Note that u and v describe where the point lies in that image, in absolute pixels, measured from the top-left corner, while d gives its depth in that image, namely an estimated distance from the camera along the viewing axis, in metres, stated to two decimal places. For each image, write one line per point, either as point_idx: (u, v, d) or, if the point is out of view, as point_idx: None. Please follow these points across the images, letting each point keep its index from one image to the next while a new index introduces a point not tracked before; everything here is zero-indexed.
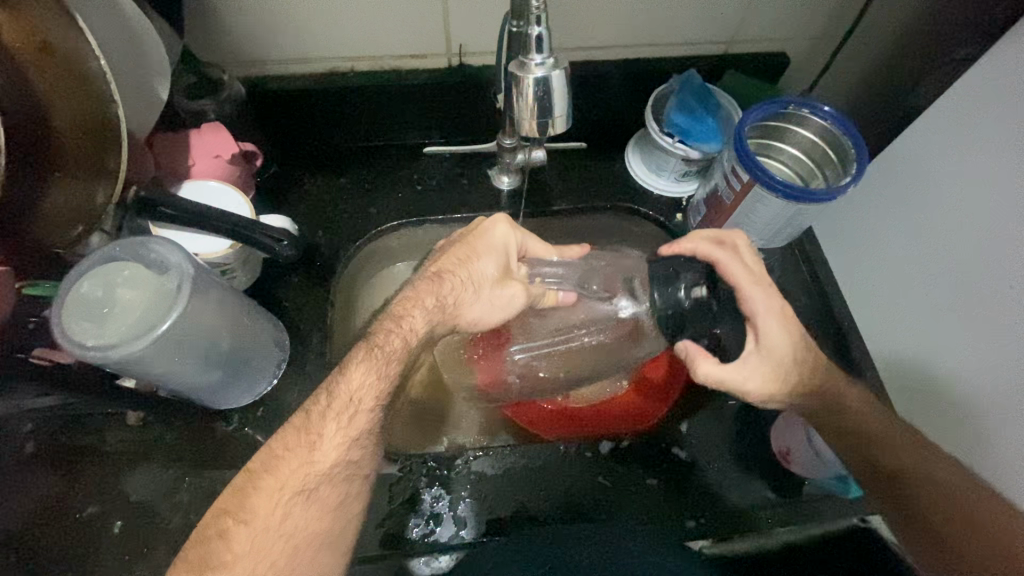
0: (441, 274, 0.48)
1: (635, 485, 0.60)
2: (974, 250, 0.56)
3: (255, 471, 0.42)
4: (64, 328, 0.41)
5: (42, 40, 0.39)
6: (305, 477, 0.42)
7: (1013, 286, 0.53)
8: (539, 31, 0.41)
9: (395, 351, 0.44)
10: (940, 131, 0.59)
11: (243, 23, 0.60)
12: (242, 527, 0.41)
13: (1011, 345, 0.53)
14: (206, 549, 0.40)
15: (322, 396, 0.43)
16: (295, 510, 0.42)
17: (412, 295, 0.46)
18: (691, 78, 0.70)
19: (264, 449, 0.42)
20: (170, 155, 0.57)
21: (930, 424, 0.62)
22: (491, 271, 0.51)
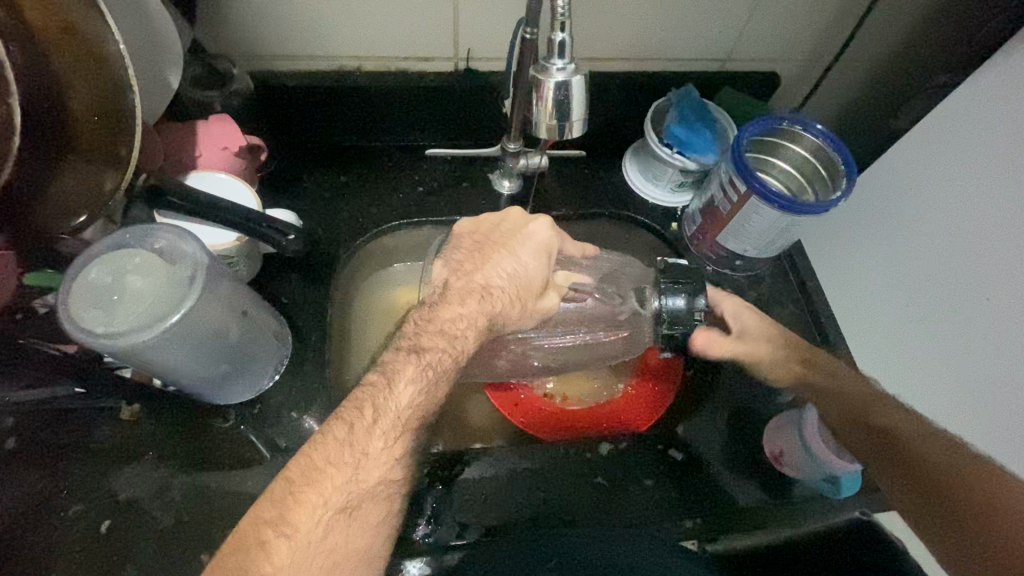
0: (477, 285, 0.49)
1: (633, 486, 0.61)
2: (963, 265, 0.59)
3: (296, 482, 0.39)
4: (71, 313, 0.40)
5: (63, 21, 0.38)
6: (346, 493, 0.40)
7: (991, 298, 0.56)
8: (562, 37, 0.42)
9: (434, 359, 0.45)
10: (929, 151, 0.63)
11: (252, 17, 0.60)
12: (285, 540, 0.38)
13: (987, 354, 0.56)
14: (246, 556, 0.37)
15: (367, 411, 0.42)
16: (338, 527, 0.40)
17: (465, 313, 0.47)
18: (689, 93, 0.73)
19: (302, 457, 0.40)
20: (175, 144, 0.56)
21: None
22: (537, 284, 0.52)
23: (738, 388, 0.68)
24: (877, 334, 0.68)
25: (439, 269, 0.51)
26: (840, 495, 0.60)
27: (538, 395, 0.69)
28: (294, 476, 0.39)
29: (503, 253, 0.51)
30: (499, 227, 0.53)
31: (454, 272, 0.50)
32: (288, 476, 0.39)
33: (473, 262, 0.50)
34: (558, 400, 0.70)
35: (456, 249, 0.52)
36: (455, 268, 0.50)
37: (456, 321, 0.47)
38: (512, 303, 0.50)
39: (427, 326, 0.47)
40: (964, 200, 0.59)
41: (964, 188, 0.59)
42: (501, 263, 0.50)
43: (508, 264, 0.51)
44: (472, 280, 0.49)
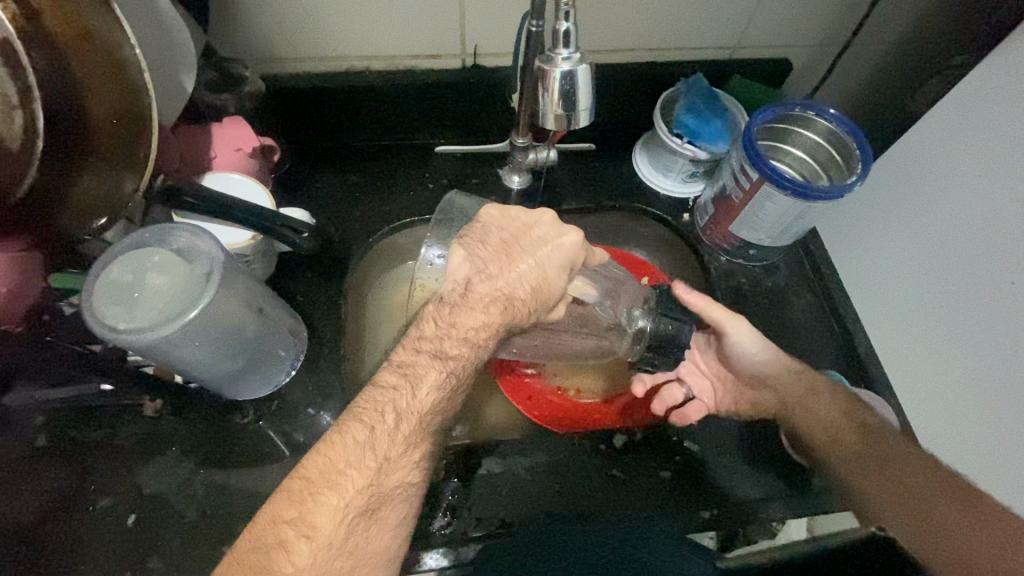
0: (499, 291, 0.45)
1: (649, 478, 0.60)
2: (986, 247, 0.57)
3: (313, 481, 0.38)
4: (94, 312, 0.41)
5: (82, 27, 0.39)
6: (367, 494, 0.39)
7: (1014, 283, 0.54)
8: (567, 26, 0.42)
9: (457, 366, 0.44)
10: (947, 134, 0.61)
11: (264, 21, 0.61)
12: (304, 541, 0.37)
13: (1010, 340, 0.55)
14: (266, 560, 0.36)
15: (387, 414, 0.41)
16: (358, 531, 0.39)
17: (485, 318, 0.44)
18: (698, 82, 0.73)
19: (319, 456, 0.39)
20: (191, 146, 0.57)
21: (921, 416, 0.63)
22: (555, 293, 0.48)
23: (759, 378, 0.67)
24: (895, 320, 0.67)
25: (460, 261, 0.45)
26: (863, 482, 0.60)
27: (551, 388, 0.68)
28: (307, 483, 0.38)
29: (529, 262, 0.46)
30: (529, 231, 0.47)
31: (476, 268, 0.45)
32: (309, 477, 0.38)
33: (498, 265, 0.46)
34: (571, 394, 0.69)
35: (480, 244, 0.46)
36: (478, 267, 0.45)
37: (461, 313, 0.44)
38: (528, 313, 0.47)
39: (448, 335, 0.44)
40: (988, 179, 0.57)
41: (988, 166, 0.57)
42: (526, 271, 0.46)
43: (532, 273, 0.46)
44: (494, 286, 0.45)
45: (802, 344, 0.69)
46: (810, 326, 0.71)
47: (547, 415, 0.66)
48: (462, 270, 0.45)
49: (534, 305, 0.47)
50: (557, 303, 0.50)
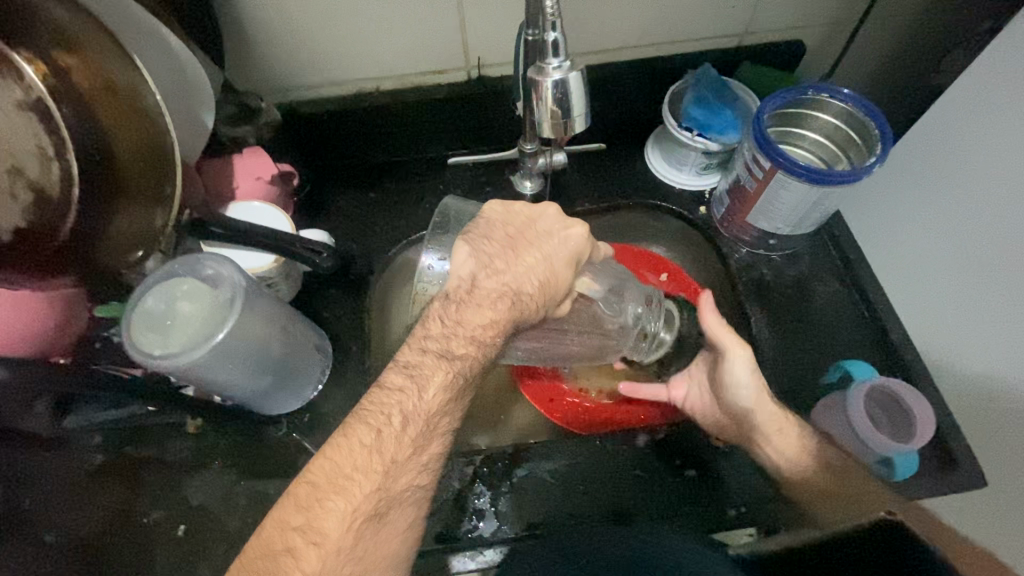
0: (507, 287, 0.46)
1: (672, 477, 0.60)
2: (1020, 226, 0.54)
3: (321, 488, 0.39)
4: (133, 340, 0.45)
5: (105, 80, 0.43)
6: (377, 499, 0.41)
7: None
8: (555, 36, 0.42)
9: (464, 366, 0.44)
10: (978, 106, 0.58)
11: (277, 54, 0.64)
12: (314, 548, 0.38)
13: None
14: (276, 563, 0.37)
15: (393, 418, 0.42)
16: (367, 535, 0.41)
17: (493, 318, 0.45)
18: (707, 72, 0.71)
19: (325, 462, 0.40)
20: (216, 178, 0.61)
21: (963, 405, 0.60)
22: (564, 285, 0.49)
23: (785, 370, 0.65)
24: (930, 305, 0.63)
25: (466, 258, 0.45)
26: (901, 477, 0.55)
27: (572, 390, 0.69)
28: (311, 489, 0.39)
29: (536, 255, 0.47)
30: (533, 225, 0.48)
31: (483, 265, 0.46)
32: (316, 482, 0.39)
33: (504, 260, 0.46)
34: (593, 394, 0.70)
35: (488, 239, 0.47)
36: (484, 263, 0.46)
37: (467, 312, 0.45)
38: (536, 307, 0.47)
39: (454, 333, 0.44)
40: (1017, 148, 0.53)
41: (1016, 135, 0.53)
42: (533, 263, 0.47)
43: (539, 267, 0.47)
44: (500, 281, 0.46)
45: (830, 333, 0.67)
46: (838, 314, 0.69)
47: (569, 416, 0.68)
48: (468, 266, 0.45)
49: (542, 299, 0.47)
50: (564, 297, 0.50)
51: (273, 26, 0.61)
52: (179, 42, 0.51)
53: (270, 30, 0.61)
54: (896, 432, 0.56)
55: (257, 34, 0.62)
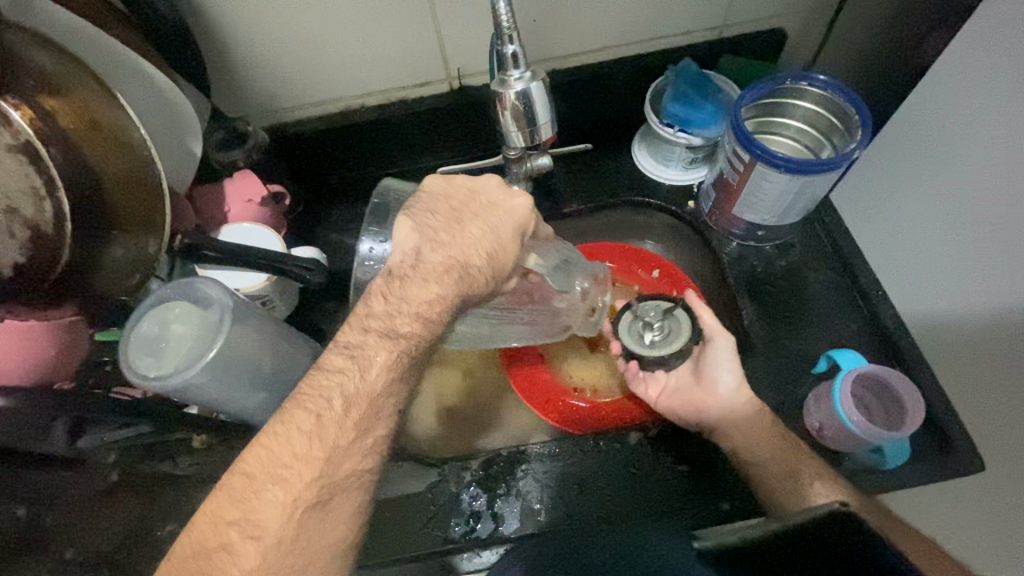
0: (454, 259, 0.45)
1: (665, 472, 0.60)
2: (1000, 204, 0.53)
3: (253, 479, 0.39)
4: (129, 363, 0.47)
5: (90, 119, 0.45)
6: (316, 489, 0.41)
7: None
8: (513, 49, 0.43)
9: (410, 344, 0.43)
10: (947, 83, 0.57)
11: (262, 79, 0.66)
12: (253, 542, 0.39)
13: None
14: (206, 561, 0.37)
15: (335, 401, 0.41)
16: (309, 525, 0.41)
17: (438, 291, 0.44)
18: (687, 67, 0.71)
19: (260, 451, 0.40)
20: (209, 203, 0.64)
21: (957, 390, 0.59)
22: (509, 262, 0.49)
23: (777, 361, 0.65)
24: (921, 288, 0.63)
25: (409, 231, 0.45)
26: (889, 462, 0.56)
27: (569, 390, 0.73)
28: (239, 485, 0.39)
29: (481, 225, 0.47)
30: (476, 196, 0.48)
31: (426, 239, 0.45)
32: (250, 472, 0.39)
33: (450, 232, 0.46)
34: (588, 394, 0.73)
35: (432, 214, 0.46)
36: (428, 237, 0.45)
37: (412, 286, 0.44)
38: (486, 281, 0.47)
39: (397, 309, 0.43)
40: (994, 128, 0.52)
41: (991, 115, 0.52)
42: (478, 235, 0.46)
43: (486, 241, 0.47)
44: (446, 254, 0.45)
45: (820, 323, 0.67)
46: (829, 303, 0.68)
47: (565, 415, 0.71)
48: (411, 240, 0.45)
49: (491, 271, 0.47)
50: (510, 273, 0.50)
51: (256, 53, 0.63)
52: (161, 74, 0.54)
53: (253, 57, 0.63)
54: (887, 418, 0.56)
55: (242, 62, 0.64)
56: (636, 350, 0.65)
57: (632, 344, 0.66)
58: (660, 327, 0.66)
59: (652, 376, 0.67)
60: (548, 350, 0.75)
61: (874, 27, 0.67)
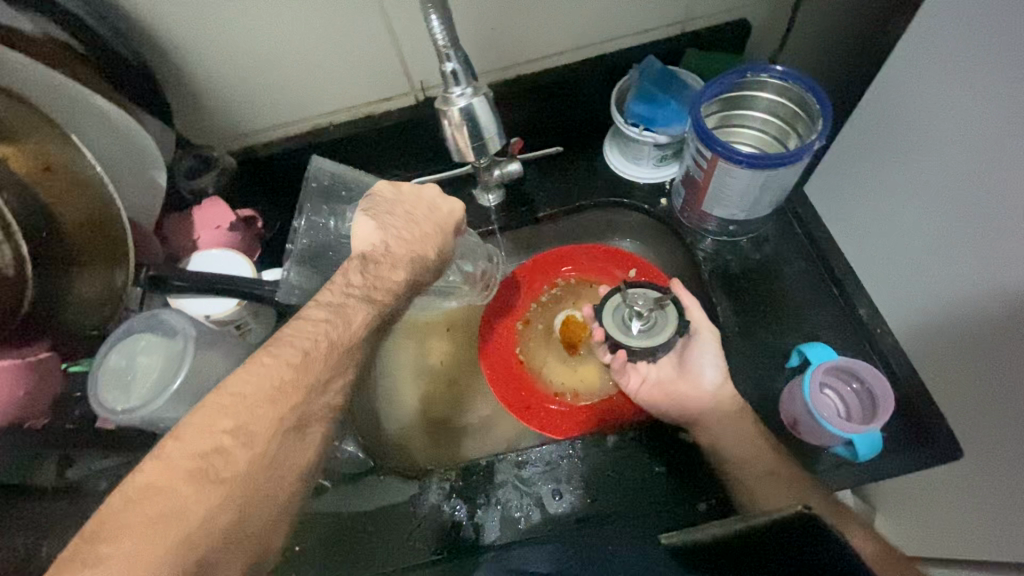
0: (415, 253, 0.51)
1: (643, 473, 0.60)
2: (956, 186, 0.52)
3: (248, 395, 0.39)
4: (98, 397, 0.48)
5: (45, 162, 0.47)
6: (298, 412, 0.41)
7: (994, 220, 0.49)
8: (451, 66, 0.44)
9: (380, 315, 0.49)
10: (894, 68, 0.56)
11: (227, 105, 0.67)
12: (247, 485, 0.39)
13: (997, 282, 0.49)
14: (204, 463, 0.37)
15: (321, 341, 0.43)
16: (290, 443, 0.41)
17: (400, 280, 0.50)
18: (651, 64, 0.71)
19: (247, 379, 0.40)
20: (180, 233, 0.67)
21: (933, 374, 0.59)
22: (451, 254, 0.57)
23: (753, 356, 0.66)
24: (893, 275, 0.62)
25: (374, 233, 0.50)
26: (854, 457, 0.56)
27: (550, 395, 0.73)
28: (226, 402, 0.39)
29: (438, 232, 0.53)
30: (422, 196, 0.54)
31: (392, 235, 0.51)
32: (242, 392, 0.39)
33: (410, 231, 0.52)
34: (568, 397, 0.73)
35: (391, 217, 0.52)
36: (391, 235, 0.51)
37: (384, 269, 0.50)
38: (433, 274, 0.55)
39: (374, 285, 0.49)
40: (949, 115, 0.51)
41: (944, 101, 0.51)
42: (429, 234, 0.53)
43: (436, 241, 0.53)
44: (409, 249, 0.51)
45: (797, 314, 0.67)
46: (805, 295, 0.68)
47: (547, 421, 0.71)
48: (374, 238, 0.50)
49: (440, 263, 0.54)
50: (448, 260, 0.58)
51: (216, 79, 0.64)
52: (108, 103, 0.56)
53: (214, 83, 0.64)
54: (859, 416, 0.56)
55: (204, 90, 0.64)
56: (618, 335, 0.66)
57: (615, 328, 0.67)
58: (648, 316, 0.66)
59: (634, 367, 0.67)
60: (529, 356, 0.77)
61: (835, 13, 0.66)
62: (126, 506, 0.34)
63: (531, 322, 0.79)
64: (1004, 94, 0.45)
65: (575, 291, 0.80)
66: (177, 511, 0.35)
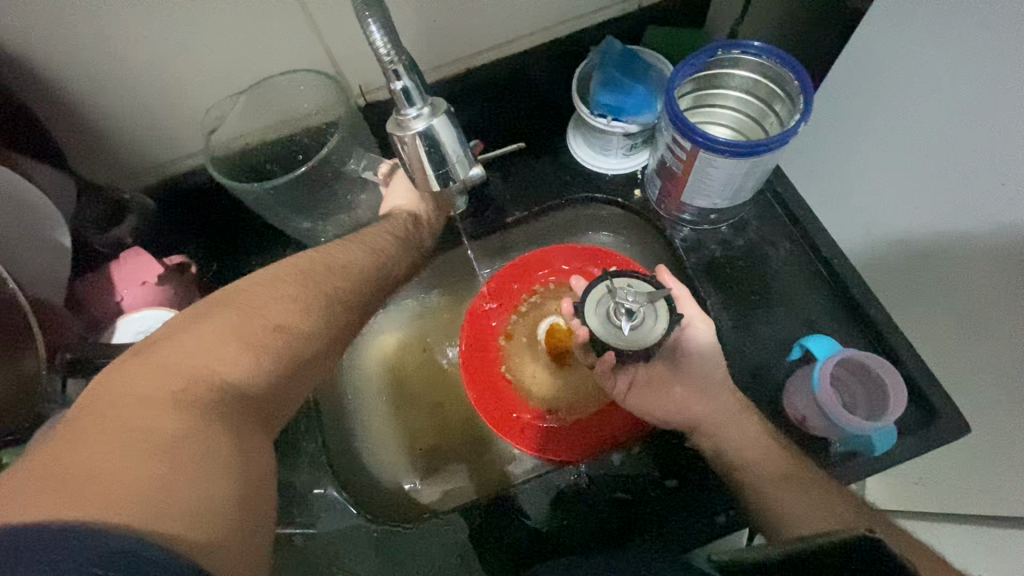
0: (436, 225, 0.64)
1: (654, 493, 0.58)
2: (936, 161, 0.50)
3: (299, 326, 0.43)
4: None
5: None
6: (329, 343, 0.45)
7: (972, 198, 0.47)
8: (403, 85, 0.38)
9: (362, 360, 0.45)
10: (878, 37, 0.53)
11: (131, 137, 0.57)
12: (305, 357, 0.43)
13: (976, 258, 0.48)
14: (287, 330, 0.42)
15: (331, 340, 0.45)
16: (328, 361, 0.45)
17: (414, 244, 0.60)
18: (611, 46, 0.66)
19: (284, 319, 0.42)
20: (99, 294, 0.58)
21: (930, 350, 0.58)
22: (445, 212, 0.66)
23: (750, 347, 0.64)
24: (880, 250, 0.60)
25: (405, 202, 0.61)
26: (873, 450, 0.55)
27: (543, 414, 0.69)
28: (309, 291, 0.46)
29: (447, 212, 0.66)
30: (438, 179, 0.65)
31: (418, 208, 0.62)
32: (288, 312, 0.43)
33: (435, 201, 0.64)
34: (563, 414, 0.69)
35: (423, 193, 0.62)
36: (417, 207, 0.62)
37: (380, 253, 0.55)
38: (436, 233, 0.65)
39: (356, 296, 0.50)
40: (934, 86, 0.48)
41: (934, 70, 0.48)
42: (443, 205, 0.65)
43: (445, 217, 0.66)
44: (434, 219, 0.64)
45: (786, 300, 0.66)
46: (791, 278, 0.67)
47: (545, 445, 0.67)
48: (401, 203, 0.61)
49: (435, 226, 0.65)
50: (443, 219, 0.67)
51: (114, 109, 0.54)
52: None
53: (113, 115, 0.54)
54: (870, 408, 0.55)
55: (101, 123, 0.55)
56: (602, 332, 0.56)
57: (598, 325, 0.56)
58: (636, 312, 0.54)
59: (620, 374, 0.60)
60: (516, 372, 0.72)
61: None
62: (256, 328, 0.41)
63: (514, 335, 0.74)
64: (998, 64, 0.42)
65: (555, 295, 0.75)
66: (287, 338, 0.42)
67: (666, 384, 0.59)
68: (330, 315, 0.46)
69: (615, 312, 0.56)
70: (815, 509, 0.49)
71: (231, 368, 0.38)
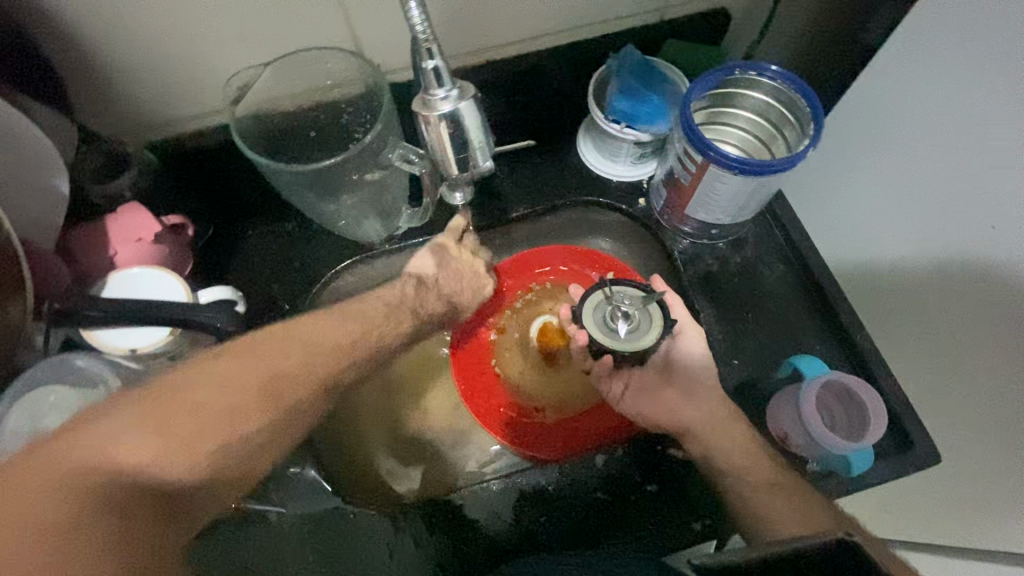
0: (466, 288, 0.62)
1: (633, 496, 0.59)
2: (936, 196, 0.52)
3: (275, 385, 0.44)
4: None
5: None
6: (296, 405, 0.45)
7: (968, 234, 0.49)
8: (434, 65, 0.38)
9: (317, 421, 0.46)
10: (892, 72, 0.55)
11: (140, 90, 0.56)
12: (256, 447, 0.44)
13: (964, 295, 0.50)
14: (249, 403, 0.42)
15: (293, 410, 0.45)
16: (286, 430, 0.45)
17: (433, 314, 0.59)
18: (630, 54, 0.66)
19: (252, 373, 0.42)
20: (89, 246, 0.56)
21: (909, 381, 0.60)
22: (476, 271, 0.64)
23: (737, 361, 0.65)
24: (871, 279, 0.62)
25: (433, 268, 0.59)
26: (849, 470, 0.56)
27: (529, 410, 0.70)
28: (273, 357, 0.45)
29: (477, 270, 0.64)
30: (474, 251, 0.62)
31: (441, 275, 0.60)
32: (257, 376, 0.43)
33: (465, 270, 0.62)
34: (548, 412, 0.70)
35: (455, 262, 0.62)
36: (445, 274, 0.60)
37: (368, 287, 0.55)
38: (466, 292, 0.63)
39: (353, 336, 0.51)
40: (942, 124, 0.50)
41: (943, 110, 0.49)
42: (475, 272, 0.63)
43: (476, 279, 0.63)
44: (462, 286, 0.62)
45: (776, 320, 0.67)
46: (782, 298, 0.68)
47: (528, 441, 0.67)
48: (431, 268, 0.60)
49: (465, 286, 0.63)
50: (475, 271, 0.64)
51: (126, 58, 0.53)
52: None
53: (123, 65, 0.53)
54: (849, 430, 0.57)
55: (111, 71, 0.53)
56: (599, 337, 0.57)
57: (593, 327, 0.58)
58: (631, 316, 0.58)
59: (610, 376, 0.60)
60: (505, 367, 0.72)
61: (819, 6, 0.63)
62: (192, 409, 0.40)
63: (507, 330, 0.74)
64: (1004, 109, 0.44)
65: (552, 295, 0.75)
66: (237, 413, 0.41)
67: (654, 390, 0.59)
68: (307, 378, 0.46)
69: (611, 314, 0.58)
70: (792, 520, 0.50)
71: (133, 461, 0.37)
